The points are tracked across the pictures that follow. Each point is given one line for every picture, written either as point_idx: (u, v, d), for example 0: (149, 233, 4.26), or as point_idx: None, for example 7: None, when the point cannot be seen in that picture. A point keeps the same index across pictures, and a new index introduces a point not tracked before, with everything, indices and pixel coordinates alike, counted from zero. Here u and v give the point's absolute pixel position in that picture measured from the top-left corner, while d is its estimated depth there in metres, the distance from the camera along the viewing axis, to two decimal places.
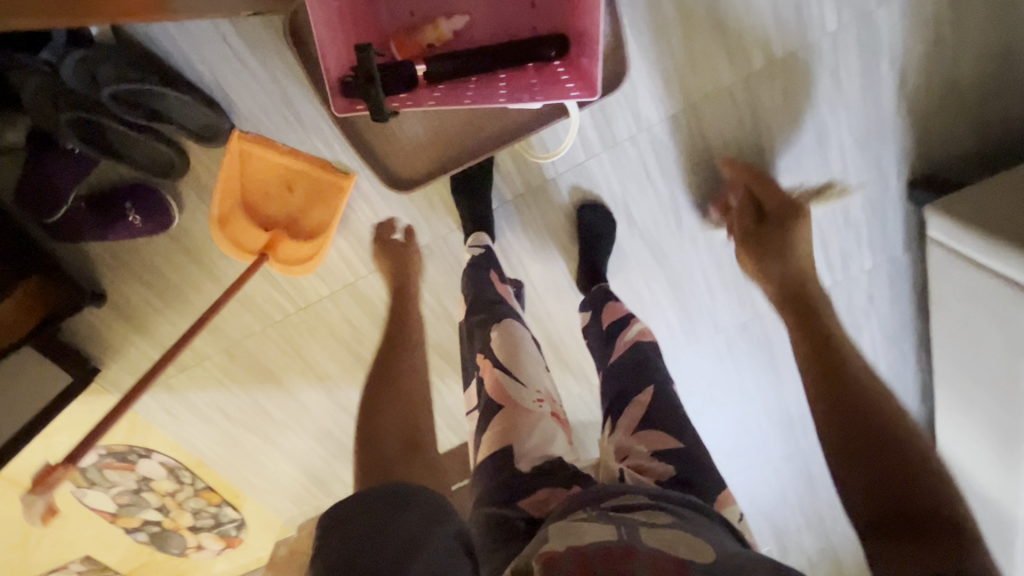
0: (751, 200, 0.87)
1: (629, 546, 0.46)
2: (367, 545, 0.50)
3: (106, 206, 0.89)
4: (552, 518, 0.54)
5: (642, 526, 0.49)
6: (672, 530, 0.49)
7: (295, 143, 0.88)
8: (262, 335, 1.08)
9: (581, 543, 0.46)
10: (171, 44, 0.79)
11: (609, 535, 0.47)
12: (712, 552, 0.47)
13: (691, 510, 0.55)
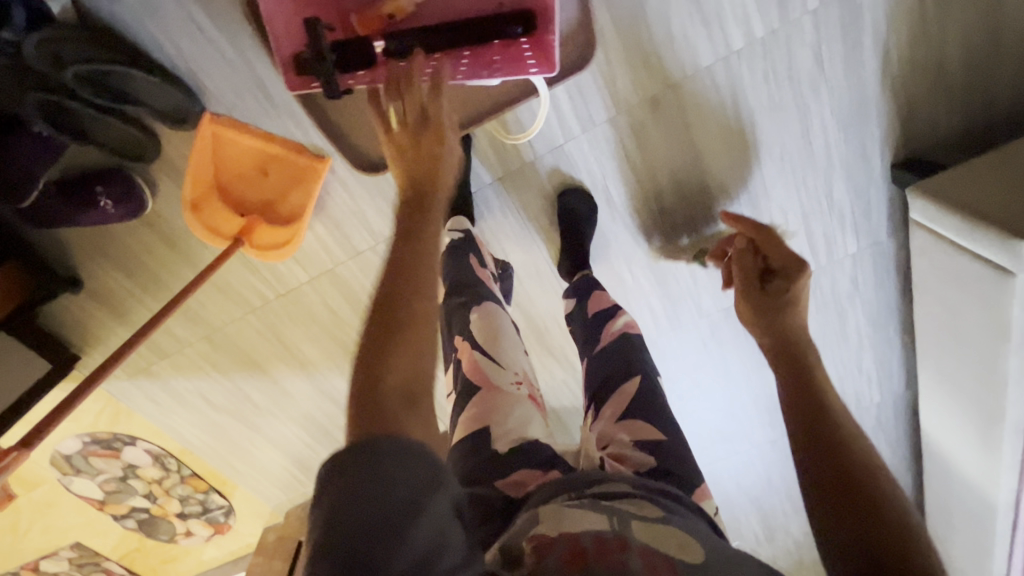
0: (753, 251, 0.71)
1: (622, 538, 0.45)
2: (360, 503, 0.37)
3: (76, 191, 0.87)
4: (537, 500, 0.53)
5: (637, 519, 0.48)
6: (663, 523, 0.49)
7: (268, 126, 0.86)
8: (242, 322, 1.07)
9: (574, 533, 0.45)
10: (135, 22, 0.77)
11: (602, 526, 0.47)
12: (701, 551, 0.47)
13: (675, 501, 0.54)
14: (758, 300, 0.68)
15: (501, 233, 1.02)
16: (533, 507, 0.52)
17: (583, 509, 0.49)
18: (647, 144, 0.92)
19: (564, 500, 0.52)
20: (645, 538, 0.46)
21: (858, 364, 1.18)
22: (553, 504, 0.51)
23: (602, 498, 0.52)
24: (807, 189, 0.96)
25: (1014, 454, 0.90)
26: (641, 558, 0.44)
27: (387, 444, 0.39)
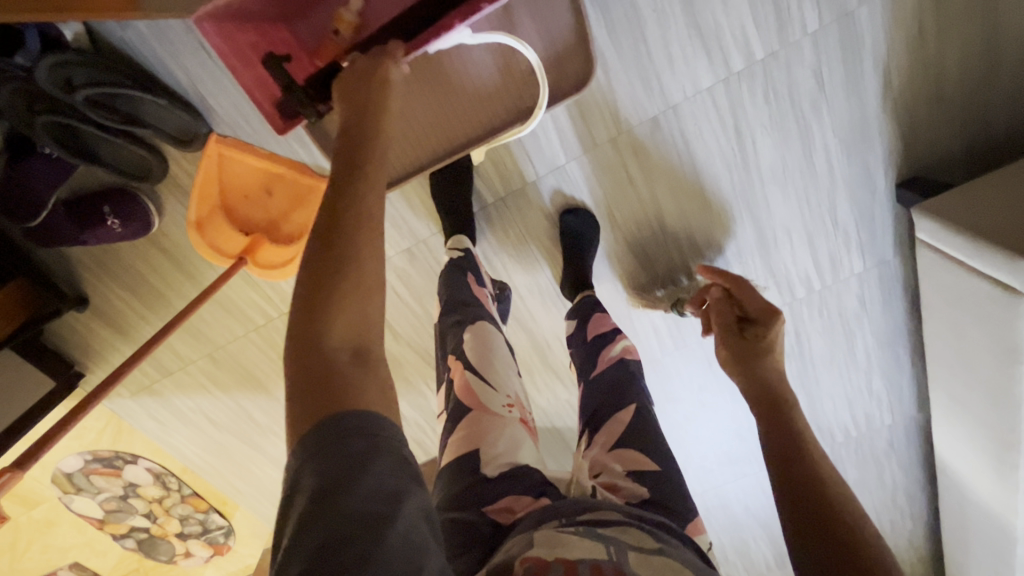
0: (730, 299, 0.74)
1: (618, 568, 0.44)
2: (333, 492, 0.36)
3: (87, 212, 0.89)
4: (527, 525, 0.52)
5: (633, 547, 0.48)
6: (657, 552, 0.48)
7: (274, 148, 0.88)
8: (245, 340, 1.08)
9: (570, 559, 0.44)
10: (146, 48, 0.79)
11: (598, 555, 0.46)
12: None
13: (665, 531, 0.53)
14: (735, 344, 0.70)
15: (501, 260, 1.03)
16: (521, 534, 0.51)
17: (580, 534, 0.48)
18: (647, 162, 0.93)
19: (558, 525, 0.51)
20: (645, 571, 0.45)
21: (866, 386, 1.16)
22: (548, 528, 0.50)
23: (597, 524, 0.51)
24: (809, 206, 0.95)
25: None
26: None
27: (349, 422, 0.38)
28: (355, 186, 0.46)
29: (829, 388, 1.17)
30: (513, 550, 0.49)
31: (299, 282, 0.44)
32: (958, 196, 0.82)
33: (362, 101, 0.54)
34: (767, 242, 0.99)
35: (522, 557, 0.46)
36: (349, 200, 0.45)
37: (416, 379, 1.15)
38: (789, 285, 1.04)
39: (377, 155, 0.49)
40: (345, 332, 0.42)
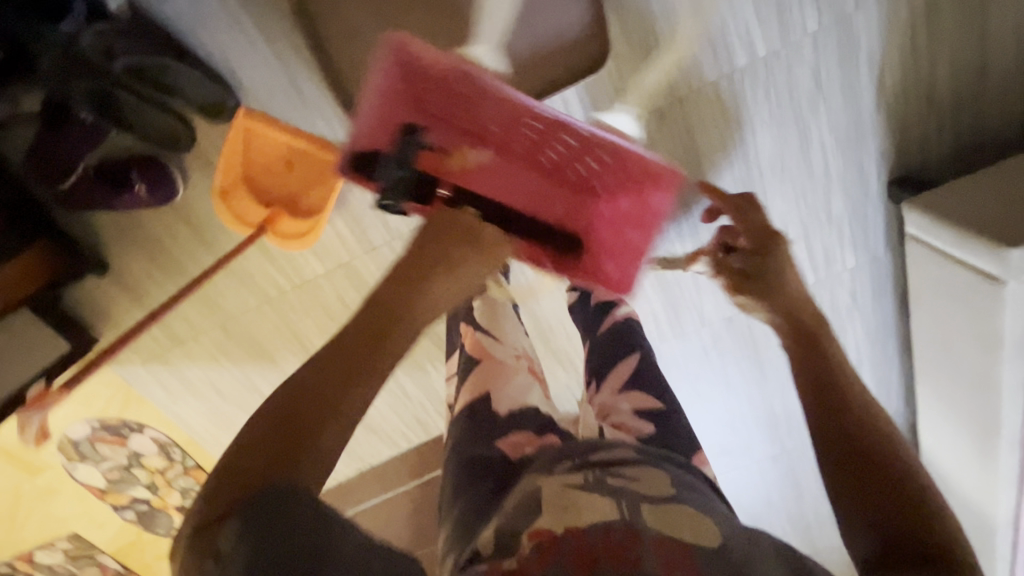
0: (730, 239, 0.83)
1: (633, 529, 0.46)
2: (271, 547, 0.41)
3: (115, 175, 0.92)
4: (535, 471, 0.56)
5: (647, 501, 0.50)
6: (667, 499, 0.51)
7: (297, 123, 0.91)
8: (257, 312, 1.11)
9: (579, 530, 0.47)
10: (185, 22, 0.84)
11: (610, 517, 0.48)
12: (719, 533, 0.48)
13: (675, 474, 0.56)
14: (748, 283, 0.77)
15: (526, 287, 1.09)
16: (529, 480, 0.55)
17: (591, 489, 0.51)
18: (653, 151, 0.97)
19: (566, 475, 0.53)
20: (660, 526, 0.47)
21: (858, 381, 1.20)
22: (557, 480, 0.53)
23: (606, 474, 0.53)
24: (806, 203, 1.00)
25: (1011, 468, 0.92)
26: (656, 548, 0.45)
27: (264, 504, 0.43)
28: (368, 356, 0.52)
29: None
30: (518, 496, 0.53)
31: (275, 397, 0.49)
32: (954, 205, 0.84)
33: (424, 245, 0.62)
34: None
35: (530, 528, 0.49)
36: (355, 364, 0.51)
37: (422, 357, 1.19)
38: None
39: (401, 326, 0.55)
40: (267, 462, 0.46)
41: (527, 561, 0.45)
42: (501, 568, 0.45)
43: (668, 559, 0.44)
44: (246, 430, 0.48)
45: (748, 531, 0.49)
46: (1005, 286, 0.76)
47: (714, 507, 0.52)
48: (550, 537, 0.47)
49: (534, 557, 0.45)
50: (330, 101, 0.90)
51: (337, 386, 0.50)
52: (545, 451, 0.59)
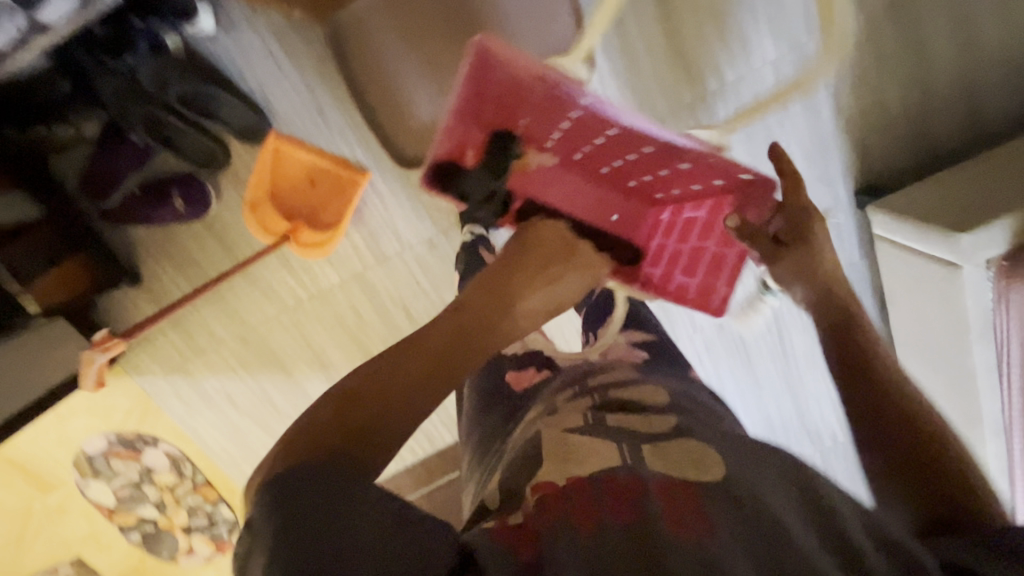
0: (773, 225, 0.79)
1: (637, 477, 0.50)
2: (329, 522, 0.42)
3: (154, 192, 1.03)
4: (550, 404, 0.67)
5: (646, 442, 0.56)
6: (661, 411, 0.62)
7: (321, 144, 1.03)
8: (275, 322, 1.18)
9: (582, 480, 0.50)
10: (228, 59, 0.97)
11: (614, 464, 0.52)
12: (720, 458, 0.53)
13: (669, 389, 0.68)
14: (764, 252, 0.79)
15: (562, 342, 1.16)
16: (544, 414, 0.65)
17: (594, 434, 0.57)
18: None
19: (575, 408, 0.63)
20: (660, 468, 0.52)
21: None
22: (570, 406, 0.64)
23: (608, 397, 0.65)
24: None
25: (999, 456, 0.94)
26: (659, 495, 0.48)
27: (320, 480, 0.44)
28: (451, 360, 0.56)
29: (817, 391, 1.26)
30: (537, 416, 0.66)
31: (350, 374, 0.53)
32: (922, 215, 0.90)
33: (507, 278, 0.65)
34: None
35: (532, 485, 0.53)
36: (440, 361, 0.55)
37: None
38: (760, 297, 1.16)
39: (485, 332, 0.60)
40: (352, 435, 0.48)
41: (534, 510, 0.48)
42: (508, 522, 0.49)
43: (667, 497, 0.48)
44: (328, 408, 0.50)
45: (743, 461, 0.53)
46: (962, 270, 0.84)
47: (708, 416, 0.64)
48: (553, 489, 0.50)
49: (539, 506, 0.49)
50: (352, 125, 1.02)
51: (414, 376, 0.53)
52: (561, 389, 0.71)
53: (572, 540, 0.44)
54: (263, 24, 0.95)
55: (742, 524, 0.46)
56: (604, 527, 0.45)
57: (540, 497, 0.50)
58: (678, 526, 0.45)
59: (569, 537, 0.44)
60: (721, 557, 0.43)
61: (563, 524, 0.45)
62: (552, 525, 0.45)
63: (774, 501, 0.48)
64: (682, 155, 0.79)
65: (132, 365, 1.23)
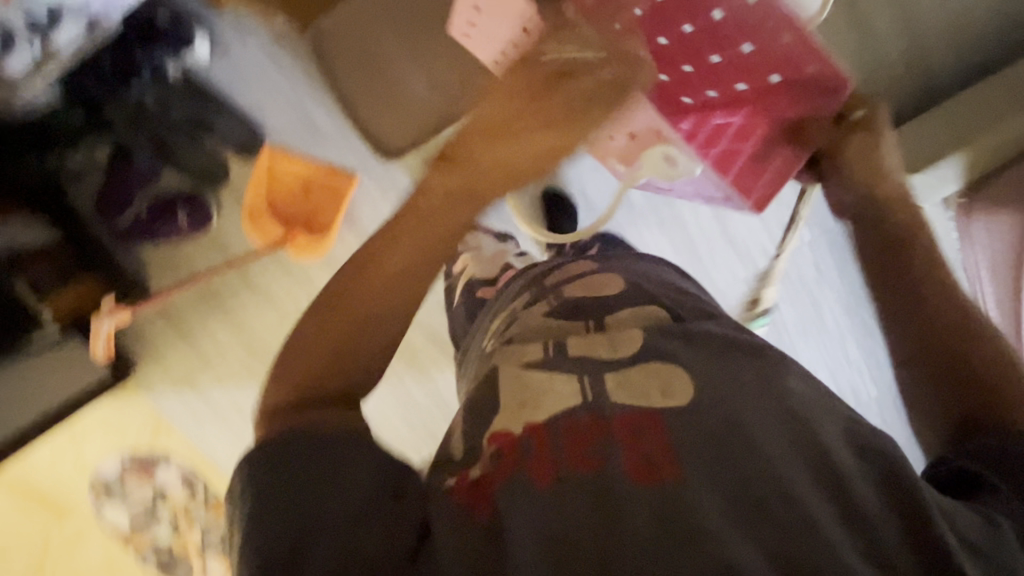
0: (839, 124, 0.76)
1: (595, 415, 0.47)
2: (302, 504, 0.42)
3: (159, 208, 1.09)
4: (513, 314, 0.67)
5: (612, 369, 0.52)
6: (624, 304, 0.62)
7: (312, 151, 1.11)
8: (277, 328, 1.23)
9: (541, 427, 0.47)
10: (224, 82, 1.06)
11: (573, 403, 0.49)
12: (688, 380, 0.50)
13: (628, 274, 0.68)
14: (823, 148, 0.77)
15: None
16: (510, 326, 0.64)
17: (555, 367, 0.54)
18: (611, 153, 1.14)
19: (535, 329, 0.61)
20: (625, 400, 0.49)
21: (845, 354, 1.29)
22: (531, 314, 0.64)
23: (564, 296, 0.65)
24: None
25: None
26: (619, 428, 0.46)
27: (297, 459, 0.44)
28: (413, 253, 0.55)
29: (812, 359, 1.29)
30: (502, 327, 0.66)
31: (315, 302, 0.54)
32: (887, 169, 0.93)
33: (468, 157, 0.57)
34: (724, 220, 1.19)
35: (489, 434, 0.49)
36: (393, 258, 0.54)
37: (427, 361, 1.27)
38: (751, 256, 1.20)
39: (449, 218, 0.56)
40: (327, 377, 0.50)
41: (491, 462, 0.46)
42: (468, 476, 0.46)
43: (631, 438, 0.45)
44: (304, 342, 0.51)
45: (715, 389, 0.50)
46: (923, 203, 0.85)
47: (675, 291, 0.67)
48: (510, 439, 0.47)
49: (496, 457, 0.46)
50: (339, 131, 1.10)
51: (374, 286, 0.54)
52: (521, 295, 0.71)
53: (529, 496, 0.42)
54: (257, 47, 1.05)
55: (717, 466, 0.43)
56: (563, 479, 0.43)
57: (497, 448, 0.47)
58: (637, 473, 0.43)
59: (527, 490, 0.42)
60: (694, 509, 0.41)
61: (521, 479, 0.43)
62: (509, 481, 0.43)
63: (754, 435, 0.45)
64: (753, 33, 0.63)
65: (143, 381, 1.27)
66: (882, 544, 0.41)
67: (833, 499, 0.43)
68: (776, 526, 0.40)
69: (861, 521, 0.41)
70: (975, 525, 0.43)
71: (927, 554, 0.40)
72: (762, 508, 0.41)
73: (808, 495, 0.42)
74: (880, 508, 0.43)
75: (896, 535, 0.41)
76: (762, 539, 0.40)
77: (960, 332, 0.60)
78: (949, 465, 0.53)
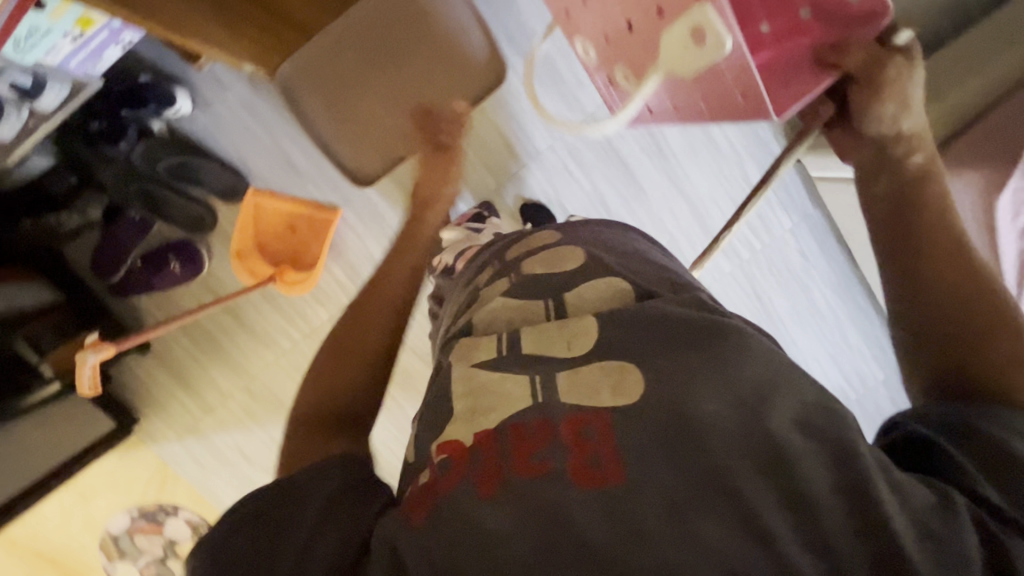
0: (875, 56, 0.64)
1: (545, 418, 0.48)
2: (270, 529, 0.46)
3: (153, 260, 1.13)
4: (473, 291, 0.70)
5: (563, 368, 0.52)
6: (580, 279, 0.63)
7: (294, 190, 1.15)
8: (275, 366, 1.24)
9: (489, 434, 0.48)
10: (207, 133, 1.11)
11: (522, 405, 0.50)
12: (641, 375, 0.50)
13: (586, 244, 0.68)
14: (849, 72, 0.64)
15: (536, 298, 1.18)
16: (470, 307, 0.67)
17: (506, 369, 0.54)
18: (582, 159, 1.18)
19: (492, 322, 0.61)
20: (572, 401, 0.49)
21: (844, 338, 1.28)
22: (490, 298, 0.65)
23: (521, 270, 0.67)
24: (726, 177, 1.20)
25: None
26: (566, 432, 0.46)
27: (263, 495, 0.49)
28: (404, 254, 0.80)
29: (811, 348, 1.27)
30: (465, 307, 0.69)
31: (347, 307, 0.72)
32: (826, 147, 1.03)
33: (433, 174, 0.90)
34: (701, 213, 1.21)
35: (438, 443, 0.50)
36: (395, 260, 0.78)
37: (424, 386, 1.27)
38: (734, 248, 1.23)
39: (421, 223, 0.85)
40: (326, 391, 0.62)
41: (439, 471, 0.47)
42: (418, 484, 0.48)
43: (578, 440, 0.46)
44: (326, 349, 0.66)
45: (671, 378, 0.49)
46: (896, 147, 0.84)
47: (637, 259, 0.68)
48: (458, 447, 0.48)
49: (443, 466, 0.48)
50: (319, 169, 1.14)
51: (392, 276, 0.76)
52: (482, 271, 0.74)
53: (470, 503, 0.44)
54: (234, 99, 1.09)
55: (661, 460, 0.44)
56: (508, 486, 0.45)
57: (445, 458, 0.48)
58: (581, 477, 0.44)
59: (470, 499, 0.44)
60: (633, 502, 0.42)
61: (465, 485, 0.45)
62: (453, 490, 0.45)
63: (706, 422, 0.45)
64: None
65: (147, 434, 1.28)
66: (825, 529, 0.41)
67: (774, 485, 0.43)
68: (718, 519, 0.41)
69: (806, 503, 0.42)
70: (927, 505, 0.42)
71: (870, 540, 0.40)
72: (701, 502, 0.42)
73: (751, 484, 0.42)
74: (828, 492, 0.42)
75: (838, 515, 0.41)
76: (702, 534, 0.41)
77: (936, 281, 0.59)
78: (903, 430, 0.51)
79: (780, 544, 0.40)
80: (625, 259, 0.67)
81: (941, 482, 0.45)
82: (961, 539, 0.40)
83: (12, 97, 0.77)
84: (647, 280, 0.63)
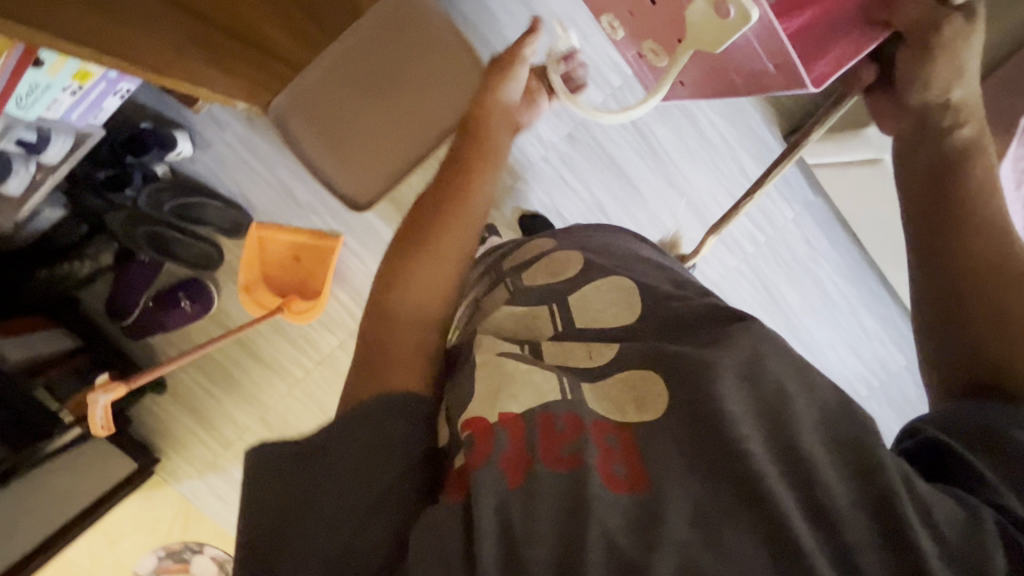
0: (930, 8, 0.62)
1: (576, 416, 0.46)
2: (288, 529, 0.42)
3: (164, 299, 1.16)
4: (473, 304, 0.71)
5: (587, 379, 0.52)
6: (586, 283, 0.63)
7: (297, 221, 1.17)
8: (289, 396, 1.25)
9: (514, 418, 0.46)
10: (209, 172, 1.14)
11: (553, 397, 0.48)
12: (663, 388, 0.48)
13: (578, 248, 0.69)
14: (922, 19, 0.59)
15: None
16: (473, 317, 0.67)
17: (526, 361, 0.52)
18: (576, 166, 1.18)
19: (498, 329, 0.61)
20: (600, 410, 0.48)
21: (860, 326, 1.25)
22: (495, 307, 0.65)
23: (522, 280, 0.67)
24: (724, 173, 1.19)
25: None
26: (596, 436, 0.45)
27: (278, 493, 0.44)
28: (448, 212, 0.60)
29: (827, 338, 1.25)
30: (467, 317, 0.69)
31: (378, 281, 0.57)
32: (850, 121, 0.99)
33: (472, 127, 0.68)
34: (700, 209, 1.21)
35: (466, 419, 0.48)
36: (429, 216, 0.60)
37: None
38: (737, 242, 1.22)
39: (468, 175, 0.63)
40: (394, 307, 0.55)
41: (466, 449, 0.45)
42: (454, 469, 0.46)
43: (602, 445, 0.44)
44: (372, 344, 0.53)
45: (687, 383, 0.46)
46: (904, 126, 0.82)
47: (632, 258, 0.69)
48: (483, 426, 0.46)
49: (469, 443, 0.45)
50: (319, 199, 1.16)
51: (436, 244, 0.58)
52: (480, 281, 0.75)
53: (496, 492, 0.41)
54: (232, 137, 1.12)
55: (681, 467, 0.42)
56: (535, 479, 0.42)
57: (471, 434, 0.46)
58: (611, 482, 0.42)
59: (496, 487, 0.41)
60: (661, 508, 0.40)
61: (492, 470, 0.42)
62: (479, 469, 0.42)
63: (733, 424, 0.42)
64: None
65: (169, 472, 1.29)
66: (848, 539, 0.38)
67: (794, 487, 0.40)
68: (741, 529, 0.39)
69: (825, 517, 0.39)
70: (952, 518, 0.39)
71: (899, 556, 0.37)
72: (723, 511, 0.40)
73: (781, 491, 0.39)
74: (851, 497, 0.40)
75: (866, 520, 0.38)
76: (727, 547, 0.38)
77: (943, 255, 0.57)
78: (919, 437, 0.49)
79: (812, 559, 0.37)
80: (620, 260, 0.67)
81: (957, 489, 0.42)
82: (990, 553, 0.37)
83: (19, 153, 0.81)
84: (646, 278, 0.64)
